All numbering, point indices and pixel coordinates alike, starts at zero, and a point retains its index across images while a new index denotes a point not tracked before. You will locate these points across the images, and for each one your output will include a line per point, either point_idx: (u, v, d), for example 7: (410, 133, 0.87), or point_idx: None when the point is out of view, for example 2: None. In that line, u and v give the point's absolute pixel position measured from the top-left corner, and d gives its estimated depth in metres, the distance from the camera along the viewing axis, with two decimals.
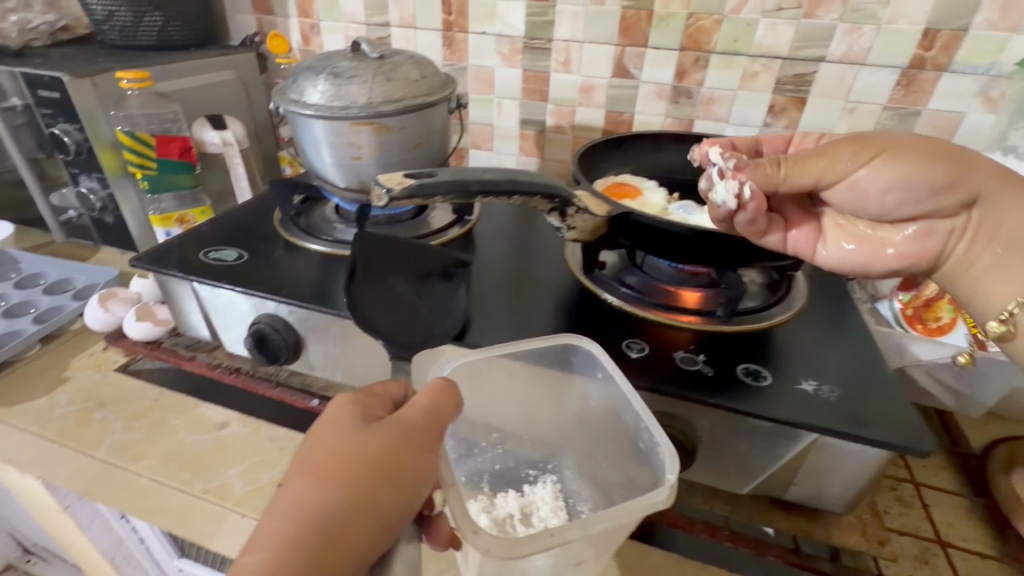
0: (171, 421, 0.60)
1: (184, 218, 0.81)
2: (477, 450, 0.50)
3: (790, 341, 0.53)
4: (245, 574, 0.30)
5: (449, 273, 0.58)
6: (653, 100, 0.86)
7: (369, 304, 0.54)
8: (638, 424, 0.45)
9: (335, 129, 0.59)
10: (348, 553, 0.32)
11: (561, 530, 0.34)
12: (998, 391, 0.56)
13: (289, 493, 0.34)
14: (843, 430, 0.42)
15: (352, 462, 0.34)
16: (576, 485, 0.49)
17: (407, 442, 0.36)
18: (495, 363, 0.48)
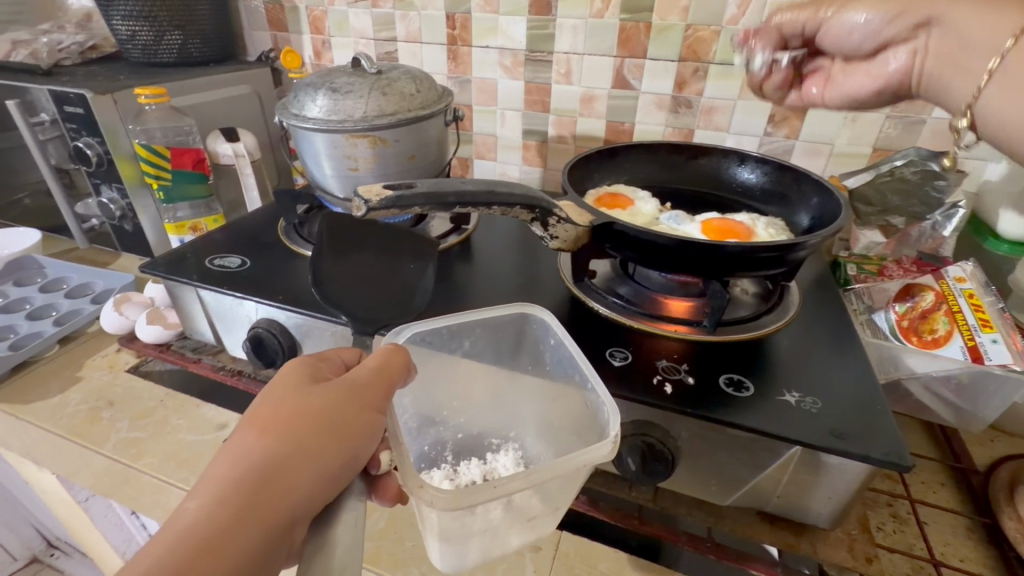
0: (174, 421, 0.62)
1: (197, 226, 0.85)
2: (437, 420, 0.55)
3: (778, 352, 0.53)
4: (190, 513, 0.35)
5: (416, 257, 0.64)
6: (653, 111, 0.86)
7: (339, 287, 0.58)
8: (585, 385, 0.48)
9: (332, 142, 0.61)
10: (286, 499, 0.37)
11: (504, 483, 0.37)
12: (999, 407, 0.54)
13: (235, 444, 0.38)
14: (822, 443, 0.42)
15: (296, 416, 0.39)
16: (535, 449, 0.54)
17: (351, 400, 0.41)
18: (453, 332, 0.54)
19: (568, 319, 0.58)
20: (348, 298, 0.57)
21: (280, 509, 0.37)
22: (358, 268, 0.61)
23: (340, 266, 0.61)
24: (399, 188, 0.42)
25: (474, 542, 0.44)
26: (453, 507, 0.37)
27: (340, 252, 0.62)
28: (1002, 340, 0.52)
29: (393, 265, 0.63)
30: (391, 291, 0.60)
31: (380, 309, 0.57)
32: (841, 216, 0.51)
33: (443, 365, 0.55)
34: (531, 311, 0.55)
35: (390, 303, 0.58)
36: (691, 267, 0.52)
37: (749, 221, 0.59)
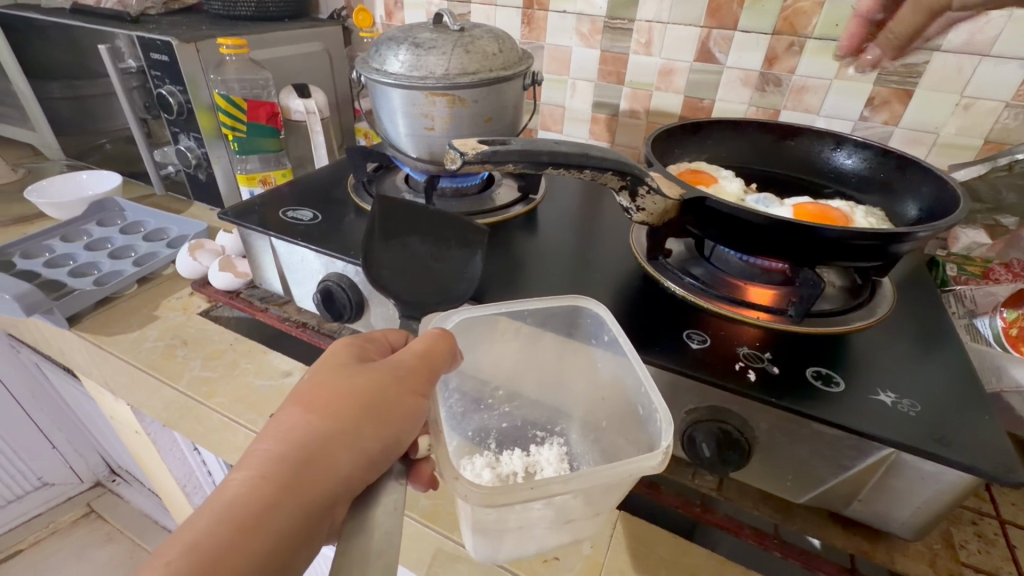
0: (243, 365, 0.64)
1: (267, 179, 0.87)
2: (483, 406, 0.56)
3: (869, 350, 0.49)
4: (232, 487, 0.35)
5: (467, 240, 0.60)
6: (737, 88, 0.81)
7: (386, 265, 0.57)
8: (640, 389, 0.46)
9: (411, 99, 0.60)
10: (327, 478, 0.37)
11: (543, 485, 0.36)
12: None
13: (280, 421, 0.39)
14: (920, 447, 0.39)
15: (341, 396, 0.39)
16: (580, 448, 0.53)
17: (395, 383, 0.41)
18: (502, 319, 0.52)
19: (641, 297, 0.55)
20: (393, 278, 0.56)
21: (321, 487, 0.36)
22: (407, 251, 0.59)
23: (386, 246, 0.58)
24: (495, 145, 0.43)
25: (511, 539, 0.44)
26: (485, 503, 0.36)
27: (389, 232, 0.59)
28: None
29: (443, 245, 0.60)
30: (436, 274, 0.58)
31: (425, 294, 0.57)
32: (958, 208, 0.46)
33: (490, 352, 0.55)
34: (585, 304, 0.52)
35: (435, 287, 0.57)
36: (782, 251, 0.48)
37: (846, 208, 0.55)
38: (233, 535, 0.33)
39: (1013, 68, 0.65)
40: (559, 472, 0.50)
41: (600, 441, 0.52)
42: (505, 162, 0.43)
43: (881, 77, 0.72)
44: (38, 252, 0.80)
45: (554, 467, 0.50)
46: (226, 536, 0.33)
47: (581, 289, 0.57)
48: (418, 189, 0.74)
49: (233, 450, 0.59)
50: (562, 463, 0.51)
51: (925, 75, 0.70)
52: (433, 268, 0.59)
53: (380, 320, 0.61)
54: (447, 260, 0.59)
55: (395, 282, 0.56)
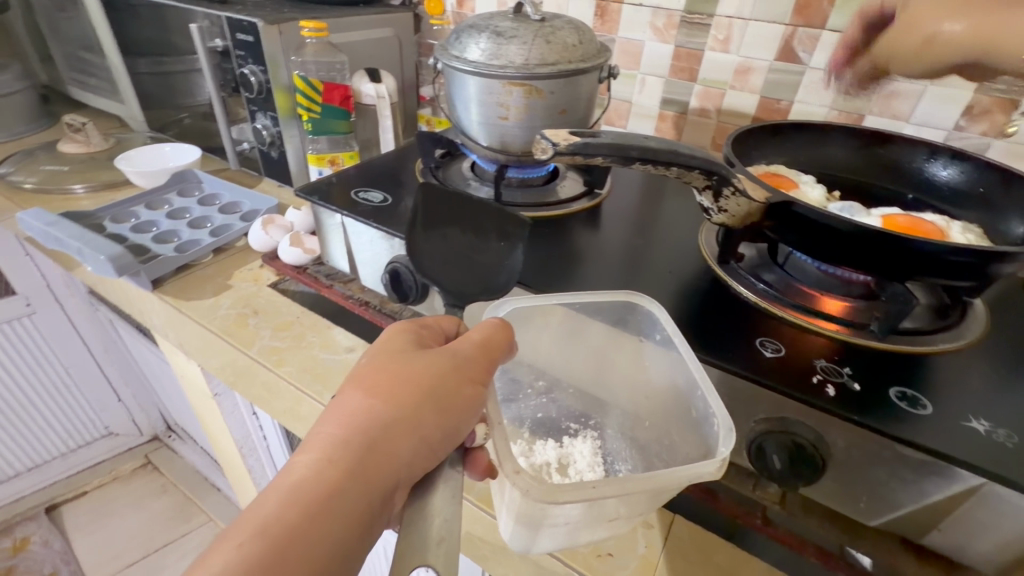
0: (309, 338, 0.67)
1: (335, 160, 0.89)
2: (522, 394, 0.56)
3: (959, 374, 0.46)
4: (302, 469, 0.37)
5: (506, 232, 0.58)
6: (819, 90, 0.78)
7: (427, 255, 0.58)
8: (694, 391, 0.46)
9: (488, 88, 0.61)
10: (389, 464, 0.38)
11: (600, 485, 0.36)
12: None
13: (342, 405, 0.40)
14: (1018, 481, 0.36)
15: (402, 383, 0.40)
16: (616, 445, 0.53)
17: (455, 371, 0.42)
18: (552, 310, 0.52)
19: (710, 299, 0.54)
20: (434, 268, 0.58)
21: (383, 472, 0.38)
22: (448, 243, 0.59)
23: (427, 236, 0.59)
24: (586, 138, 0.43)
25: (547, 534, 0.44)
26: (549, 498, 0.36)
27: (431, 222, 0.59)
28: None
29: (483, 236, 0.58)
30: (474, 265, 0.58)
31: (466, 284, 0.57)
32: None
33: (536, 343, 0.55)
34: (639, 301, 0.51)
35: (475, 278, 0.57)
36: (869, 263, 0.46)
37: (941, 222, 0.52)
38: (305, 515, 0.35)
39: None
40: (594, 471, 0.50)
41: (635, 441, 0.52)
42: (594, 156, 0.43)
43: (983, 85, 0.67)
44: (126, 217, 0.85)
45: (589, 463, 0.50)
46: (299, 516, 0.35)
47: (647, 288, 0.56)
48: (483, 177, 0.74)
49: (297, 418, 0.62)
50: (597, 458, 0.51)
51: None
52: (471, 258, 0.58)
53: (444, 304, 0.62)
54: (487, 251, 0.58)
55: (437, 271, 0.57)
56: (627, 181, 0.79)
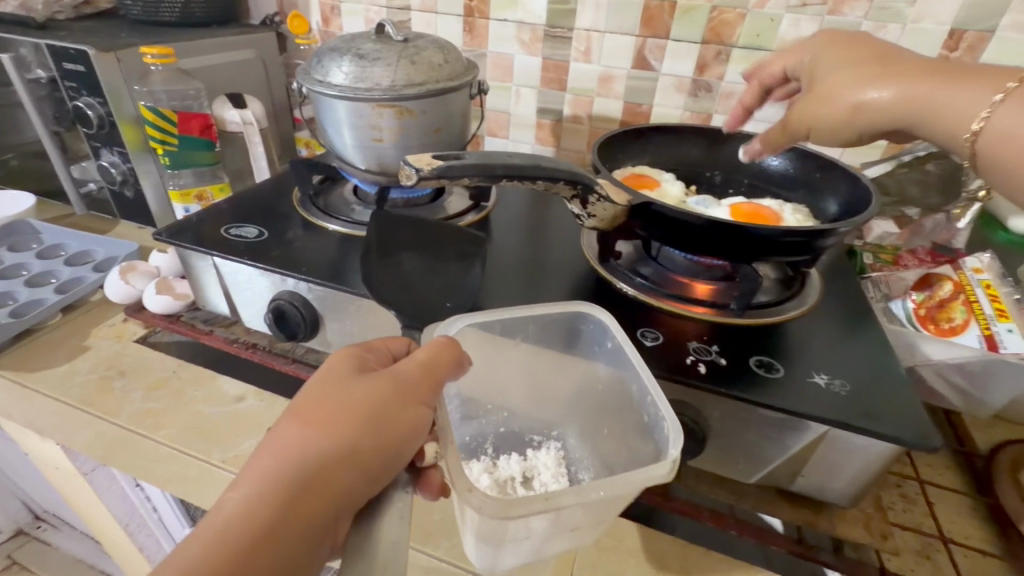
0: (190, 392, 0.61)
1: (203, 195, 0.82)
2: (481, 413, 0.54)
3: (803, 337, 0.54)
4: (231, 508, 0.34)
5: (466, 254, 0.60)
6: (672, 93, 0.86)
7: (385, 279, 0.56)
8: (644, 398, 0.46)
9: (358, 111, 0.60)
10: (328, 497, 0.36)
11: (556, 496, 0.36)
12: (1008, 392, 0.56)
13: (276, 439, 0.37)
14: (853, 423, 0.43)
15: (340, 411, 0.37)
16: (578, 454, 0.52)
17: (395, 394, 0.39)
18: (507, 326, 0.51)
19: (595, 298, 0.58)
20: (391, 289, 0.55)
21: (320, 506, 0.35)
22: (405, 268, 0.57)
23: (382, 263, 0.57)
24: (449, 159, 0.44)
25: (510, 549, 0.43)
26: (503, 515, 0.36)
27: (385, 250, 0.59)
28: (1017, 330, 0.53)
29: (440, 262, 0.59)
30: (433, 283, 0.57)
31: (423, 306, 0.54)
32: (872, 207, 0.51)
33: (493, 366, 0.53)
34: (587, 311, 0.51)
35: (430, 299, 0.55)
36: (722, 250, 0.51)
37: (776, 206, 0.60)
38: (233, 556, 0.32)
39: None
40: (558, 481, 0.49)
41: (599, 450, 0.51)
42: (459, 175, 0.44)
43: None
44: None
45: (552, 473, 0.49)
46: (228, 557, 0.32)
47: (540, 294, 0.58)
48: (367, 201, 0.72)
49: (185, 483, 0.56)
50: (560, 468, 0.50)
51: None
52: (428, 277, 0.57)
53: (336, 336, 0.59)
54: (445, 275, 0.58)
55: (400, 294, 0.55)
56: (515, 194, 0.81)
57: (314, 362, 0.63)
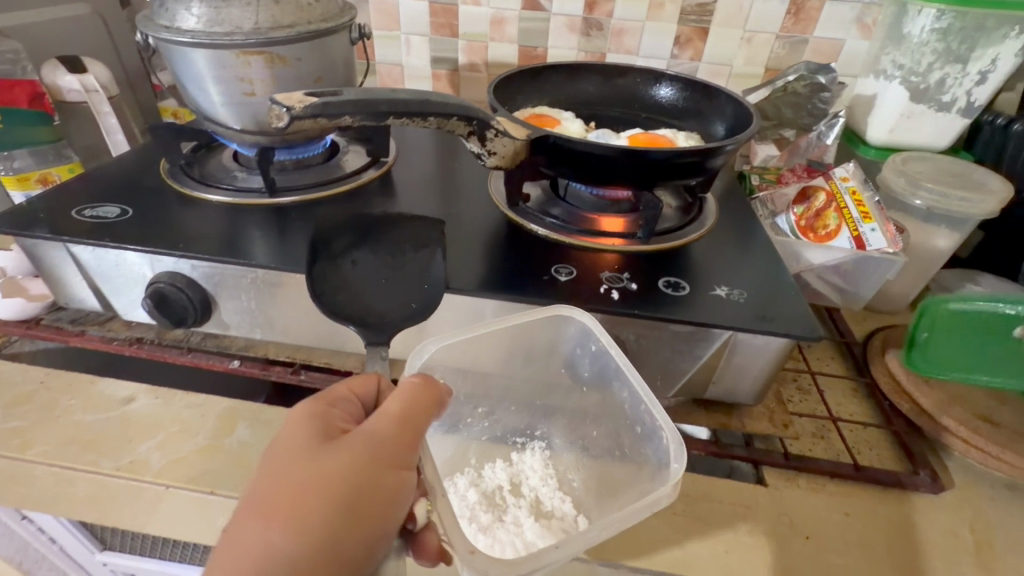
0: (64, 403, 0.53)
1: (47, 177, 0.71)
2: (461, 424, 0.51)
3: (705, 256, 0.57)
4: None
5: (422, 242, 0.55)
6: (565, 34, 0.85)
7: (341, 290, 0.51)
8: (638, 404, 0.47)
9: (219, 61, 0.53)
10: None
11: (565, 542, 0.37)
12: (875, 285, 0.62)
13: (243, 535, 0.33)
14: (752, 326, 0.46)
15: (313, 490, 0.34)
16: (565, 454, 0.50)
17: (371, 460, 0.36)
18: (485, 336, 0.49)
19: (509, 242, 0.57)
20: (351, 302, 0.50)
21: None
22: (361, 271, 0.53)
23: (334, 268, 0.52)
24: (324, 99, 0.41)
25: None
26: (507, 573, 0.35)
27: (332, 253, 0.53)
28: (879, 229, 0.58)
29: (396, 254, 0.55)
30: (397, 286, 0.53)
31: (392, 305, 0.51)
32: (752, 125, 0.54)
33: (472, 369, 0.51)
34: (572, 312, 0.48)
35: (401, 298, 0.52)
36: (624, 180, 0.52)
37: (671, 134, 0.62)
38: None
39: (777, 4, 0.78)
40: (547, 484, 0.48)
41: (585, 450, 0.50)
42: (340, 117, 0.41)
43: (682, 17, 0.81)
44: None
45: (541, 477, 0.48)
46: None
47: (452, 243, 0.56)
48: (250, 167, 0.66)
49: (77, 502, 0.49)
50: (548, 471, 0.49)
51: (716, 13, 0.80)
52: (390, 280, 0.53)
53: (235, 315, 0.54)
54: (405, 267, 0.54)
55: (360, 305, 0.51)
56: (417, 147, 0.77)
57: (213, 347, 0.57)
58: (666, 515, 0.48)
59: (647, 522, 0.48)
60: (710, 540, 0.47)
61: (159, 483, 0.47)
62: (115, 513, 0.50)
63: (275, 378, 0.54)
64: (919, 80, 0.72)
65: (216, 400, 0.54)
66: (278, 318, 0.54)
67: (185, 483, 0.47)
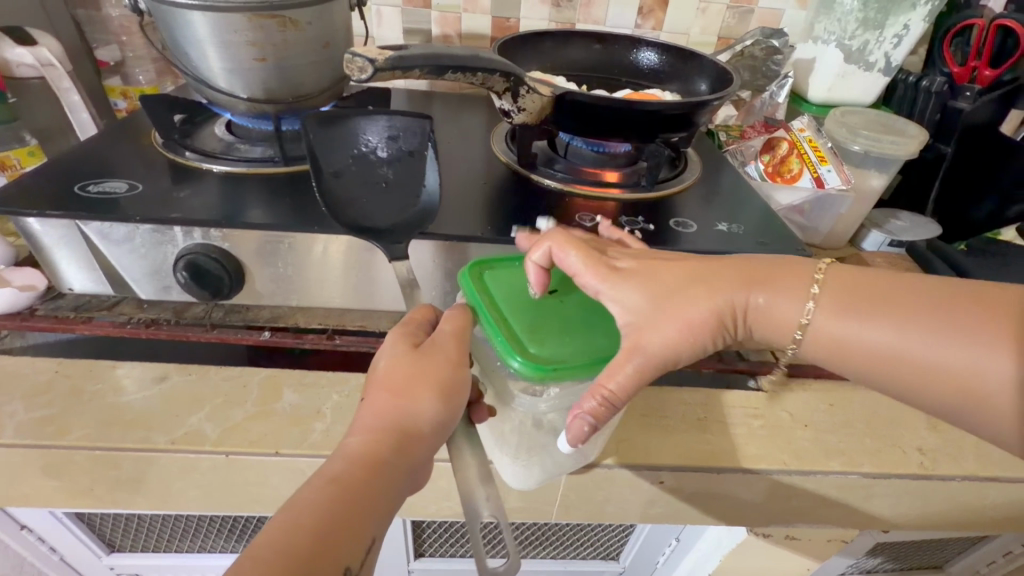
0: (90, 388, 0.51)
1: (6, 162, 0.64)
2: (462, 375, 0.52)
3: (702, 197, 0.64)
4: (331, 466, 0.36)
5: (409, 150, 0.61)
6: (536, 5, 0.89)
7: (347, 205, 0.54)
8: None
9: (228, 24, 0.52)
10: (419, 456, 0.38)
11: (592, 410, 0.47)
12: (831, 219, 0.72)
13: (364, 411, 0.39)
14: (756, 251, 0.54)
15: (409, 378, 0.39)
16: None
17: (444, 354, 0.41)
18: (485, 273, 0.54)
19: (526, 196, 0.60)
20: (358, 212, 0.54)
21: (415, 462, 0.38)
22: (360, 186, 0.57)
23: (337, 183, 0.56)
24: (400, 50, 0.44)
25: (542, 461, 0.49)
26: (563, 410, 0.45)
27: (331, 171, 0.57)
28: (834, 170, 0.69)
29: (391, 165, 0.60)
30: (391, 198, 0.56)
31: (398, 207, 0.55)
32: (734, 83, 0.61)
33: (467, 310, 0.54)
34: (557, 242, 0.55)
35: (403, 200, 0.56)
36: (631, 133, 0.58)
37: (659, 93, 0.67)
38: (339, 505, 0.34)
39: None
40: None
41: None
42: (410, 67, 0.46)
43: None
44: None
45: None
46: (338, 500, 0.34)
47: (475, 198, 0.58)
48: (249, 138, 0.64)
49: (126, 481, 0.49)
50: None
51: None
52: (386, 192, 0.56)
53: (267, 282, 0.54)
54: (399, 176, 0.59)
55: (348, 212, 0.53)
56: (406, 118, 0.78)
57: (239, 321, 0.56)
58: (691, 422, 0.56)
59: (678, 431, 0.55)
60: (730, 437, 0.55)
61: (220, 450, 0.47)
62: (169, 487, 0.50)
63: (311, 344, 0.54)
64: (850, 43, 0.83)
65: (253, 369, 0.54)
66: (315, 282, 0.55)
67: (246, 448, 0.48)
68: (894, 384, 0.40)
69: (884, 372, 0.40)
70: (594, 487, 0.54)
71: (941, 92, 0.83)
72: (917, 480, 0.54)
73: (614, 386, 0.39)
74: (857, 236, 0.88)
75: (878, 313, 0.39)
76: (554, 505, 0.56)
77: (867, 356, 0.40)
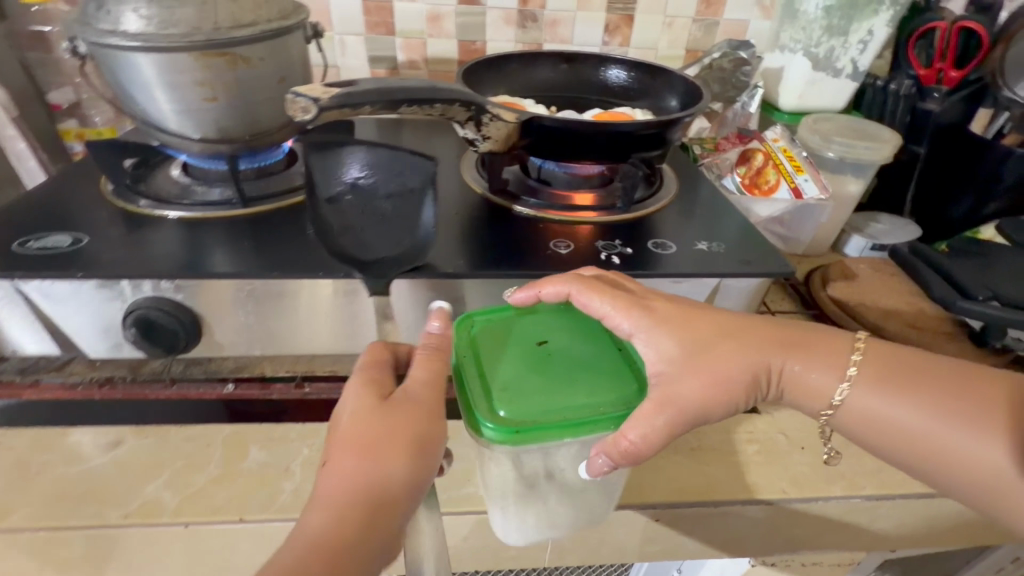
0: (37, 460, 0.47)
1: None
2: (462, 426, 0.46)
3: (680, 215, 0.62)
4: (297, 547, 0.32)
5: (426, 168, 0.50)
6: (502, 27, 0.88)
7: (341, 234, 0.50)
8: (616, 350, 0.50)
9: (175, 65, 0.49)
10: (388, 524, 0.36)
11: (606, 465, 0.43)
12: (812, 228, 0.71)
13: (328, 478, 0.36)
14: (737, 271, 0.52)
15: (381, 436, 0.37)
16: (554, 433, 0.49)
17: (414, 407, 0.38)
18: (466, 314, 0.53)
19: (499, 224, 0.58)
20: (353, 241, 0.50)
21: (385, 534, 0.35)
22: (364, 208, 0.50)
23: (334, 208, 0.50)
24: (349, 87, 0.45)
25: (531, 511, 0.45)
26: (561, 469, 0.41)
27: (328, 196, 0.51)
28: (811, 178, 0.67)
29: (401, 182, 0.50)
30: (394, 223, 0.50)
31: (396, 238, 0.50)
32: (705, 96, 0.60)
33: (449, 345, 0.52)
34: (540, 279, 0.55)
35: (403, 230, 0.50)
36: (604, 156, 0.56)
37: (629, 111, 0.66)
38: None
39: None
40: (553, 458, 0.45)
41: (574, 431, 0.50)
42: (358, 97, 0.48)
43: (609, 6, 0.87)
44: None
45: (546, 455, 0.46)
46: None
47: (453, 228, 0.56)
48: (207, 180, 0.61)
49: (77, 561, 0.45)
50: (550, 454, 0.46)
51: (638, 1, 0.87)
52: (385, 215, 0.50)
53: (228, 333, 0.51)
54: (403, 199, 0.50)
55: (341, 241, 0.50)
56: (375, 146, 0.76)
57: (201, 375, 0.53)
58: (685, 453, 0.53)
59: (672, 464, 0.52)
60: (726, 465, 0.52)
61: (179, 522, 0.44)
62: (126, 564, 0.46)
63: (279, 396, 0.52)
64: (816, 51, 0.84)
65: (217, 426, 0.51)
66: (280, 330, 0.52)
67: (209, 516, 0.45)
68: (885, 452, 0.44)
69: (890, 438, 0.43)
70: (588, 530, 0.51)
71: (909, 96, 0.83)
72: (921, 498, 0.51)
73: (636, 438, 0.39)
74: (838, 241, 0.87)
75: (890, 381, 0.43)
76: (547, 551, 0.53)
77: (895, 436, 0.43)
